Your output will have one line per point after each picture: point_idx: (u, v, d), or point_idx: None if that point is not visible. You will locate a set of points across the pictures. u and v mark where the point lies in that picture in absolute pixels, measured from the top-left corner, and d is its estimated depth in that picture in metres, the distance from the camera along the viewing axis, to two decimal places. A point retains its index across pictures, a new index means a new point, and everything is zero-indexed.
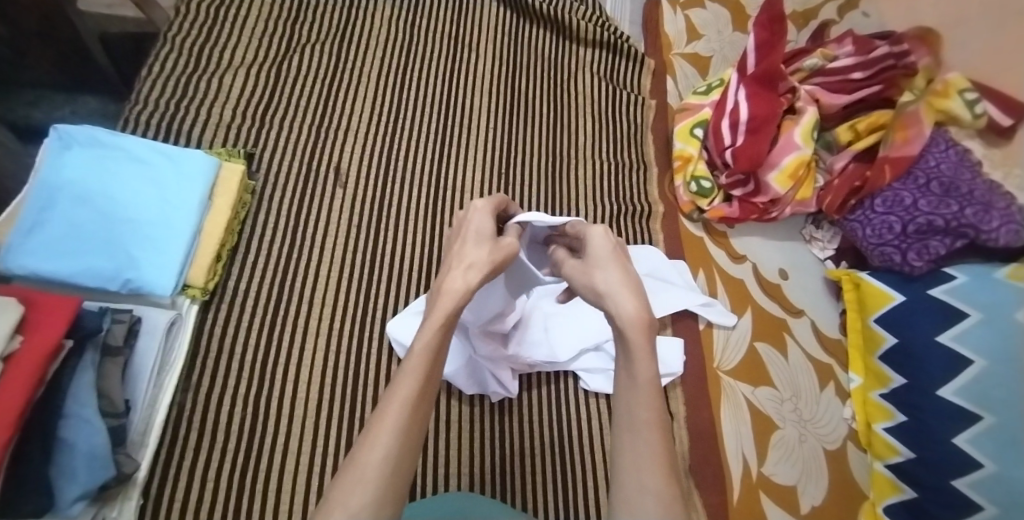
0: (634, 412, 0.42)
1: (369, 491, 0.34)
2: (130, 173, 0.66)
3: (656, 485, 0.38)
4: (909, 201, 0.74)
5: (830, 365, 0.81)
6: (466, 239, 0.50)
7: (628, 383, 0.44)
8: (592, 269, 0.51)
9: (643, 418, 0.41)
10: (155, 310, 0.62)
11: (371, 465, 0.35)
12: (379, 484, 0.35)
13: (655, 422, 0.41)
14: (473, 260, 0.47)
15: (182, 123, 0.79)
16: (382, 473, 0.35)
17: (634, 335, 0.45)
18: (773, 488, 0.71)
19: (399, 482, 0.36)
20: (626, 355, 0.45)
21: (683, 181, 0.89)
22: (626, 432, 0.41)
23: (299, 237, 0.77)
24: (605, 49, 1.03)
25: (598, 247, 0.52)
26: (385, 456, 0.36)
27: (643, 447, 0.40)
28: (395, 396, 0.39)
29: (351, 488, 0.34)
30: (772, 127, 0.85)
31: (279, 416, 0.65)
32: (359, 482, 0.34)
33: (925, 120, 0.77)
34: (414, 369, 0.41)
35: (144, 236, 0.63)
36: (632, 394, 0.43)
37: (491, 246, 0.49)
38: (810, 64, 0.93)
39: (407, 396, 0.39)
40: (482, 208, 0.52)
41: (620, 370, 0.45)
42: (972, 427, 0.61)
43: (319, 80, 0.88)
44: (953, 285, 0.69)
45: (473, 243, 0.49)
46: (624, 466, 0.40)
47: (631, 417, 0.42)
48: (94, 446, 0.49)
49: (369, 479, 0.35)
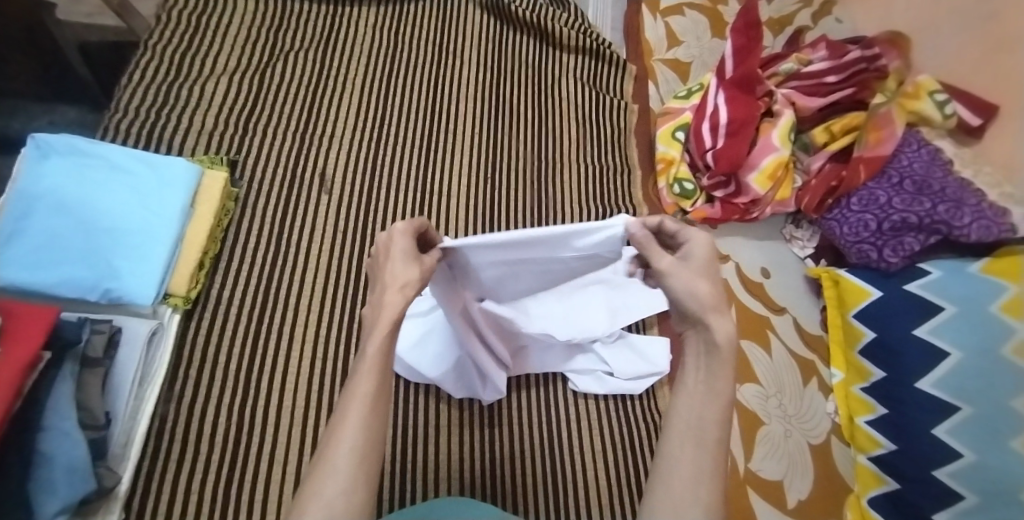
0: (704, 427, 0.37)
1: (336, 491, 0.32)
2: (107, 180, 0.65)
3: (708, 497, 0.35)
4: (884, 200, 0.77)
5: (813, 361, 0.83)
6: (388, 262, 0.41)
7: (702, 394, 0.39)
8: (689, 269, 0.40)
9: (712, 433, 0.37)
10: (136, 320, 0.61)
11: (336, 466, 0.33)
12: (344, 486, 0.32)
13: (723, 441, 0.37)
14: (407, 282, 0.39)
15: (163, 131, 0.78)
16: (349, 465, 0.33)
17: (724, 353, 0.38)
18: (760, 483, 0.72)
19: (369, 472, 0.34)
20: (708, 359, 0.39)
21: (667, 183, 0.90)
22: (689, 445, 0.37)
23: (284, 244, 0.76)
24: (587, 55, 1.04)
25: (698, 252, 0.40)
26: (351, 448, 0.34)
27: (704, 467, 0.36)
28: (353, 397, 0.35)
29: (319, 487, 0.32)
30: (751, 129, 0.87)
31: (265, 425, 0.64)
32: (327, 478, 0.33)
33: (897, 121, 0.80)
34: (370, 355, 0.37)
35: (124, 244, 0.62)
36: (703, 405, 0.38)
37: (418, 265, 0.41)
38: (786, 69, 0.95)
39: (366, 390, 0.36)
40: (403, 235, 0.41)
41: (694, 379, 0.39)
42: (951, 418, 0.64)
43: (302, 87, 0.88)
44: (928, 280, 0.71)
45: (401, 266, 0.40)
46: (676, 473, 0.37)
47: (699, 430, 0.38)
48: (74, 459, 0.48)
49: (335, 479, 0.32)
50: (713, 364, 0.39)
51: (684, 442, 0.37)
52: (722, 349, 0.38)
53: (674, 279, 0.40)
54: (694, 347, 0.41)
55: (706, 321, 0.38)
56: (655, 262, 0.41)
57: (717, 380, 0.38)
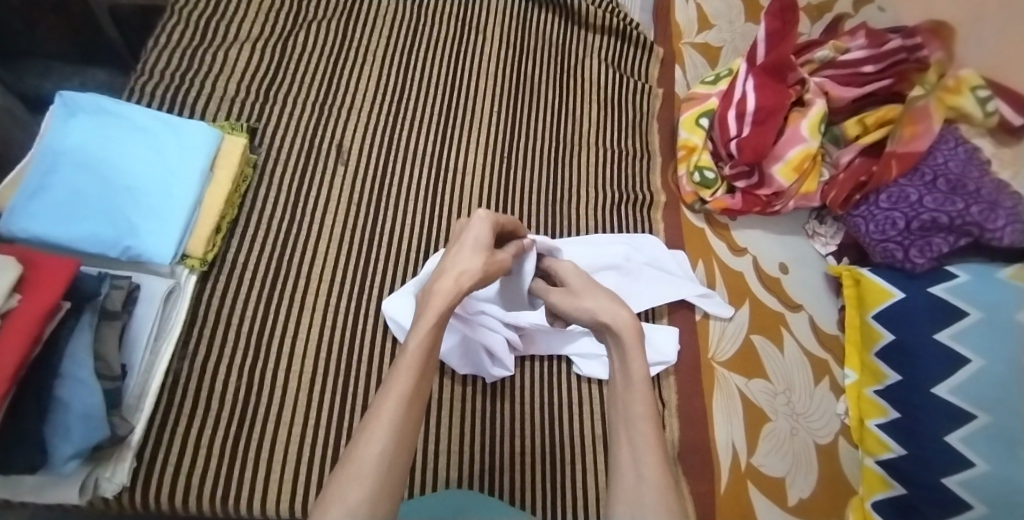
0: (633, 408, 0.45)
1: (365, 487, 0.35)
2: (132, 142, 0.66)
3: (650, 472, 0.41)
4: (914, 198, 0.74)
5: (826, 360, 0.81)
6: (462, 250, 0.54)
7: (624, 380, 0.48)
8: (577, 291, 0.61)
9: (641, 412, 0.45)
10: (153, 278, 0.63)
11: (367, 464, 0.36)
12: (376, 481, 0.35)
13: (652, 415, 0.45)
14: (466, 270, 0.51)
15: (186, 95, 0.78)
16: (375, 471, 0.36)
17: (626, 340, 0.51)
18: (761, 479, 0.71)
19: (393, 479, 0.36)
20: (621, 355, 0.50)
21: (687, 170, 0.88)
22: (624, 425, 0.44)
23: (299, 212, 0.77)
24: (614, 36, 1.02)
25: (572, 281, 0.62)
26: (380, 454, 0.36)
27: (639, 442, 0.43)
28: (387, 400, 0.39)
29: (348, 483, 0.35)
30: (779, 118, 0.83)
31: (273, 387, 0.66)
32: (354, 479, 0.35)
33: (935, 116, 0.75)
34: (409, 367, 0.41)
35: (143, 204, 0.64)
36: (629, 392, 0.46)
37: (485, 256, 0.54)
38: (822, 56, 0.91)
39: (400, 394, 0.40)
40: (483, 218, 0.57)
41: (615, 367, 0.50)
42: (967, 427, 0.61)
43: (323, 57, 0.88)
44: (956, 283, 0.69)
45: (471, 252, 0.54)
46: (622, 455, 0.43)
47: (631, 412, 0.45)
48: (89, 406, 0.50)
49: (359, 484, 0.35)
50: (627, 363, 0.49)
51: (625, 422, 0.44)
52: (628, 339, 0.51)
53: (565, 303, 0.60)
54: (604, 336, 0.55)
55: (611, 324, 0.53)
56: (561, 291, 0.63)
57: (631, 365, 0.49)
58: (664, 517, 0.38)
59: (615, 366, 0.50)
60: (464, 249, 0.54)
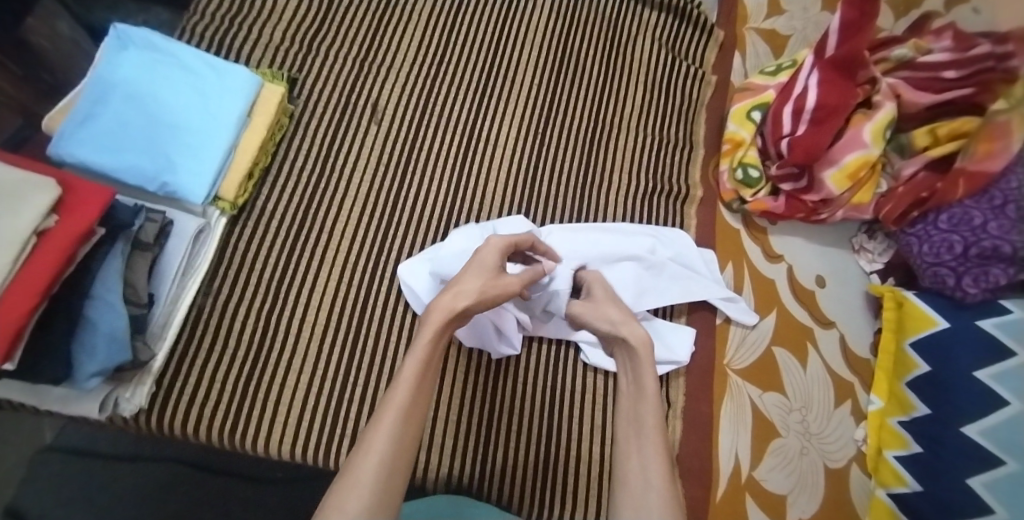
0: (642, 419, 0.51)
1: (365, 496, 0.39)
2: (177, 80, 0.68)
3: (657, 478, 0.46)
4: (978, 222, 0.67)
5: (851, 383, 0.77)
6: (464, 274, 0.55)
7: (637, 393, 0.53)
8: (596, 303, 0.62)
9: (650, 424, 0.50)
10: (185, 215, 0.66)
11: (362, 477, 0.40)
12: (372, 492, 0.40)
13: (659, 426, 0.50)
14: (463, 291, 0.52)
15: (234, 40, 0.80)
16: (375, 477, 0.41)
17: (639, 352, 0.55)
18: (761, 493, 0.69)
19: (390, 485, 0.41)
20: (635, 368, 0.56)
21: (729, 166, 0.83)
22: (633, 435, 0.50)
23: (330, 167, 0.77)
24: (674, 14, 0.95)
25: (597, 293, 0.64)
26: (379, 461, 0.41)
27: (647, 450, 0.48)
28: (382, 418, 0.44)
29: (348, 493, 0.39)
30: (840, 118, 0.76)
31: (287, 334, 0.68)
32: (354, 487, 0.39)
33: (1016, 133, 0.66)
34: (406, 382, 0.47)
35: (184, 143, 0.66)
36: (640, 404, 0.52)
37: (488, 279, 0.54)
38: (898, 55, 0.82)
39: (399, 405, 0.45)
40: (496, 244, 0.58)
41: (628, 382, 0.56)
42: (991, 472, 0.58)
43: (370, 12, 0.87)
44: (1006, 320, 0.63)
45: (472, 274, 0.55)
46: (629, 463, 0.48)
47: (642, 426, 0.50)
48: (114, 329, 0.53)
49: (358, 491, 0.39)
50: (640, 376, 0.54)
51: (629, 434, 0.50)
52: (638, 349, 0.55)
53: (588, 313, 0.61)
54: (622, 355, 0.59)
55: (621, 333, 0.57)
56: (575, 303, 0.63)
57: (645, 378, 0.54)
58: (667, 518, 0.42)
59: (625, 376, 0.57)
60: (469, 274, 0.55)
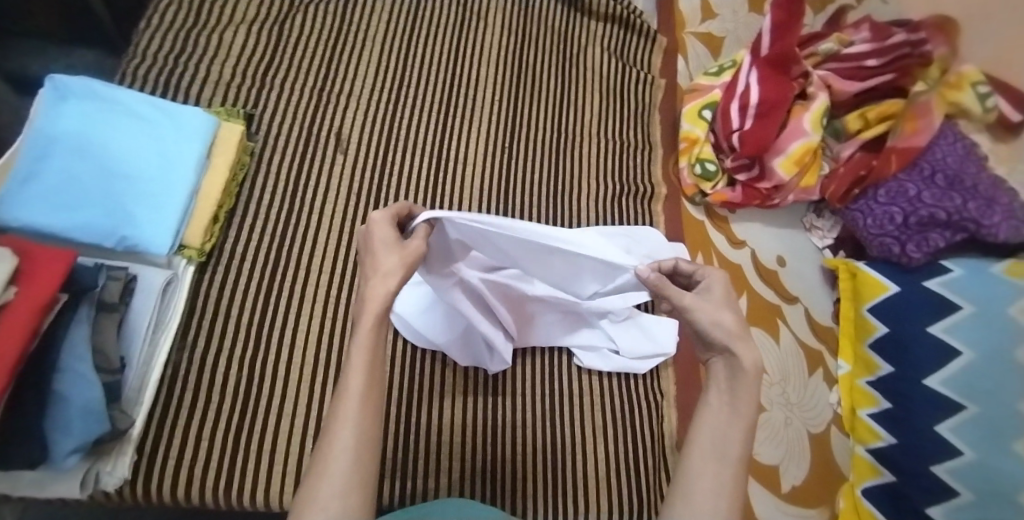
0: (726, 443, 0.38)
1: (336, 483, 0.32)
2: (127, 127, 0.64)
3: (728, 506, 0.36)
4: (913, 193, 0.75)
5: (820, 351, 0.82)
6: (374, 256, 0.41)
7: (725, 416, 0.39)
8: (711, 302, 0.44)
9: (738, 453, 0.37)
10: (151, 269, 0.62)
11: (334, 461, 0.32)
12: (346, 478, 0.32)
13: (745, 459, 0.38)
14: (387, 272, 0.40)
15: (179, 79, 0.76)
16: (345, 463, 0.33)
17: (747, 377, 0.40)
18: (755, 467, 0.73)
19: (365, 470, 0.33)
20: (730, 384, 0.41)
21: (689, 162, 0.88)
22: (710, 460, 0.37)
23: (298, 203, 0.75)
24: (618, 24, 1.00)
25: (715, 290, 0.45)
26: (346, 447, 0.33)
27: (724, 482, 0.37)
28: (344, 395, 0.35)
29: (316, 484, 0.32)
30: (781, 112, 0.83)
31: (275, 379, 0.66)
32: (325, 476, 0.32)
33: (936, 112, 0.77)
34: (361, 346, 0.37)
35: (142, 193, 0.63)
36: (728, 425, 0.39)
37: (402, 253, 0.41)
38: (825, 49, 0.89)
39: (360, 371, 0.36)
40: (381, 221, 0.43)
41: (718, 395, 0.41)
42: (956, 417, 0.64)
43: (321, 41, 0.86)
44: (950, 278, 0.71)
45: (381, 254, 0.41)
46: (695, 479, 0.37)
47: (726, 452, 0.38)
48: (89, 400, 0.50)
49: (330, 480, 0.32)
50: (734, 388, 0.40)
51: (705, 457, 0.38)
52: (747, 372, 0.40)
53: (699, 311, 0.43)
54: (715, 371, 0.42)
55: (731, 347, 0.41)
56: (676, 297, 0.44)
57: (741, 405, 0.39)
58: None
59: (716, 390, 0.41)
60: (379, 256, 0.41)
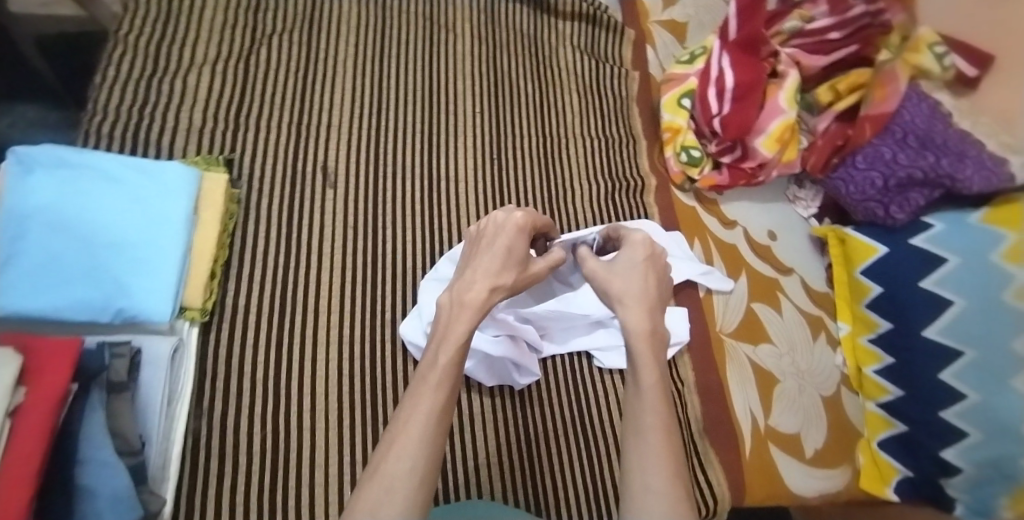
0: (641, 418, 0.43)
1: (400, 493, 0.35)
2: (104, 193, 0.61)
3: (662, 483, 0.38)
4: (889, 156, 0.78)
5: (820, 316, 0.86)
6: (480, 264, 0.53)
7: (633, 391, 0.46)
8: (616, 273, 0.55)
9: (650, 424, 0.42)
10: (155, 338, 0.58)
11: (396, 472, 0.36)
12: (403, 488, 0.36)
13: (662, 428, 0.42)
14: (500, 283, 0.52)
15: (149, 133, 0.72)
16: (409, 478, 0.36)
17: (639, 348, 0.48)
18: (780, 438, 0.76)
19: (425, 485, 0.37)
20: (633, 363, 0.48)
21: (674, 151, 0.89)
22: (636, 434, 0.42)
23: (295, 245, 0.73)
24: (584, 21, 1.00)
25: (628, 261, 0.56)
26: (411, 467, 0.37)
27: (649, 450, 0.41)
28: (417, 410, 0.41)
29: (383, 490, 0.35)
30: (757, 93, 0.86)
31: (301, 431, 0.63)
32: (389, 485, 0.36)
33: (901, 78, 0.80)
34: (437, 375, 0.43)
35: (131, 260, 0.59)
36: (638, 400, 0.44)
37: (511, 268, 0.54)
38: (790, 27, 0.93)
39: (432, 393, 0.42)
40: (521, 221, 0.57)
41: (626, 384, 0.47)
42: (956, 363, 0.68)
43: (291, 73, 0.83)
44: (933, 233, 0.75)
45: (490, 257, 0.54)
46: (631, 464, 0.40)
47: (640, 424, 0.43)
48: (117, 488, 0.47)
49: (393, 491, 0.35)
50: (636, 366, 0.47)
51: (629, 438, 0.42)
52: (637, 341, 0.48)
53: (609, 282, 0.55)
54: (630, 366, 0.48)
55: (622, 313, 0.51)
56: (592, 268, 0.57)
57: (643, 376, 0.46)
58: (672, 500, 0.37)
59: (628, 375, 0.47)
60: (490, 257, 0.53)
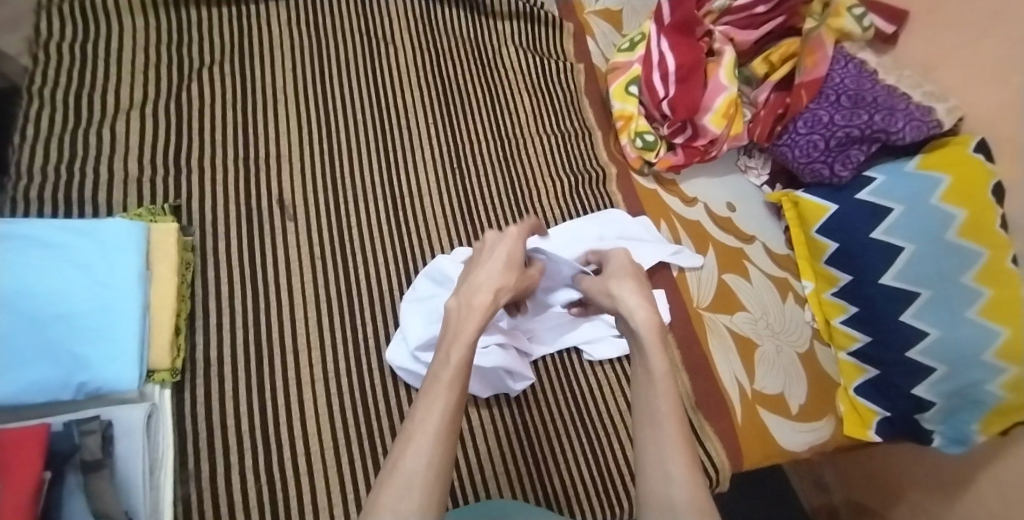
0: (655, 408, 0.43)
1: (416, 497, 0.33)
2: (43, 263, 0.56)
3: (679, 471, 0.38)
4: (827, 119, 0.83)
5: (785, 278, 0.90)
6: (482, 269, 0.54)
7: (646, 378, 0.46)
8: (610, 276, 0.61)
9: (665, 411, 0.42)
10: (124, 407, 0.54)
11: (414, 471, 0.34)
12: (424, 489, 0.34)
13: (676, 414, 0.42)
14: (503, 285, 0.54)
15: (82, 189, 0.67)
16: (424, 478, 0.34)
17: (645, 338, 0.50)
18: (766, 400, 0.79)
19: (441, 483, 0.35)
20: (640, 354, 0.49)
21: (629, 138, 0.91)
22: (650, 427, 0.41)
23: (261, 284, 0.70)
24: (522, 19, 1.00)
25: (615, 266, 0.62)
26: (428, 464, 0.35)
27: (664, 442, 0.40)
28: (433, 409, 0.39)
29: (398, 490, 0.33)
30: (699, 73, 0.90)
31: (299, 476, 0.60)
32: (404, 486, 0.33)
33: (828, 42, 0.86)
34: (450, 380, 0.41)
35: (85, 329, 0.55)
36: (651, 390, 0.45)
37: (514, 273, 0.56)
38: (718, 6, 0.96)
39: (450, 404, 0.39)
40: (515, 231, 0.59)
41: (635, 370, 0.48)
42: (914, 304, 0.73)
43: (229, 108, 0.79)
44: (876, 186, 0.79)
45: (491, 262, 0.55)
46: (645, 459, 0.40)
47: (655, 411, 0.43)
48: None
49: (409, 488, 0.33)
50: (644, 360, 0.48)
51: (641, 427, 0.42)
52: (644, 335, 0.50)
53: (598, 291, 0.60)
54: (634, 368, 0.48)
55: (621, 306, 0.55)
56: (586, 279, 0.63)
57: (655, 369, 0.46)
58: (695, 499, 0.36)
59: (636, 368, 0.48)
60: (491, 264, 0.55)
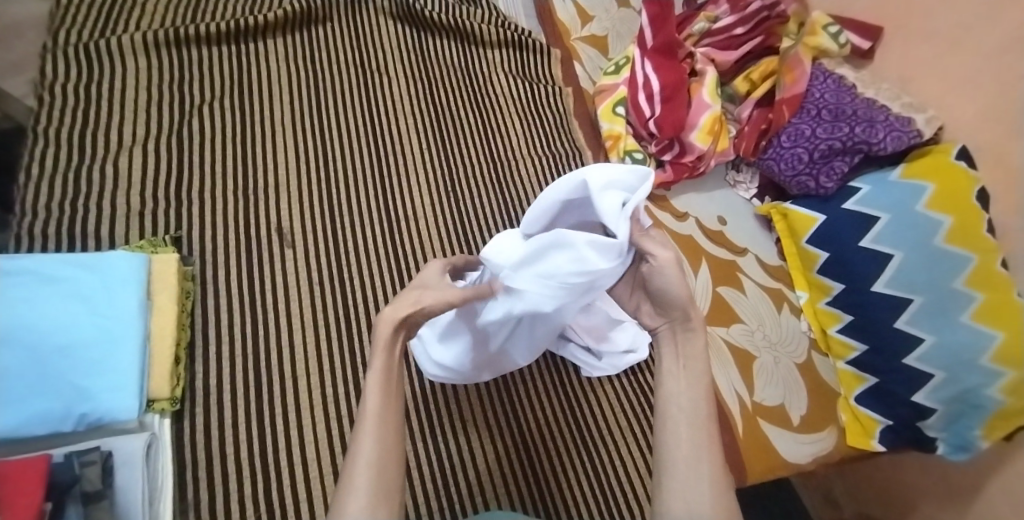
0: (694, 406, 0.42)
1: (361, 499, 0.34)
2: (49, 297, 0.57)
3: (709, 469, 0.38)
4: (809, 132, 0.86)
5: (780, 289, 0.90)
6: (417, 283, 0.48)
7: (681, 372, 0.44)
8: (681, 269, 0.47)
9: (705, 411, 0.42)
10: (125, 437, 0.54)
11: (358, 476, 0.35)
12: (371, 488, 0.34)
13: (712, 418, 0.41)
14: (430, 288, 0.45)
15: (85, 225, 0.69)
16: (371, 479, 0.35)
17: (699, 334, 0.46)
18: (766, 412, 0.78)
19: (388, 482, 0.35)
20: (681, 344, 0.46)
21: (618, 158, 0.92)
22: (684, 424, 0.41)
23: (260, 311, 0.71)
24: (510, 48, 1.04)
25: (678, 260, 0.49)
26: (370, 464, 0.35)
27: (701, 440, 0.40)
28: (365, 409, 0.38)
29: (344, 500, 0.34)
30: (683, 92, 0.93)
31: (297, 503, 0.60)
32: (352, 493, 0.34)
33: (806, 60, 0.91)
34: (376, 380, 0.39)
35: (88, 360, 0.56)
36: (690, 388, 0.43)
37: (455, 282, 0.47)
38: (698, 28, 1.01)
39: (376, 408, 0.38)
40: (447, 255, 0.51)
41: (674, 360, 0.45)
42: (907, 310, 0.73)
43: (228, 141, 0.82)
44: (862, 195, 0.81)
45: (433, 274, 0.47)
46: (676, 453, 0.40)
47: (695, 412, 0.42)
48: None
49: (357, 496, 0.34)
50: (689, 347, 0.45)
51: (679, 421, 0.41)
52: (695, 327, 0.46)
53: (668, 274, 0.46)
54: (665, 337, 0.47)
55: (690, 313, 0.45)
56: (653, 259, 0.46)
57: (694, 362, 0.44)
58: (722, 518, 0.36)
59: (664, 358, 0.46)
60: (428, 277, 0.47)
